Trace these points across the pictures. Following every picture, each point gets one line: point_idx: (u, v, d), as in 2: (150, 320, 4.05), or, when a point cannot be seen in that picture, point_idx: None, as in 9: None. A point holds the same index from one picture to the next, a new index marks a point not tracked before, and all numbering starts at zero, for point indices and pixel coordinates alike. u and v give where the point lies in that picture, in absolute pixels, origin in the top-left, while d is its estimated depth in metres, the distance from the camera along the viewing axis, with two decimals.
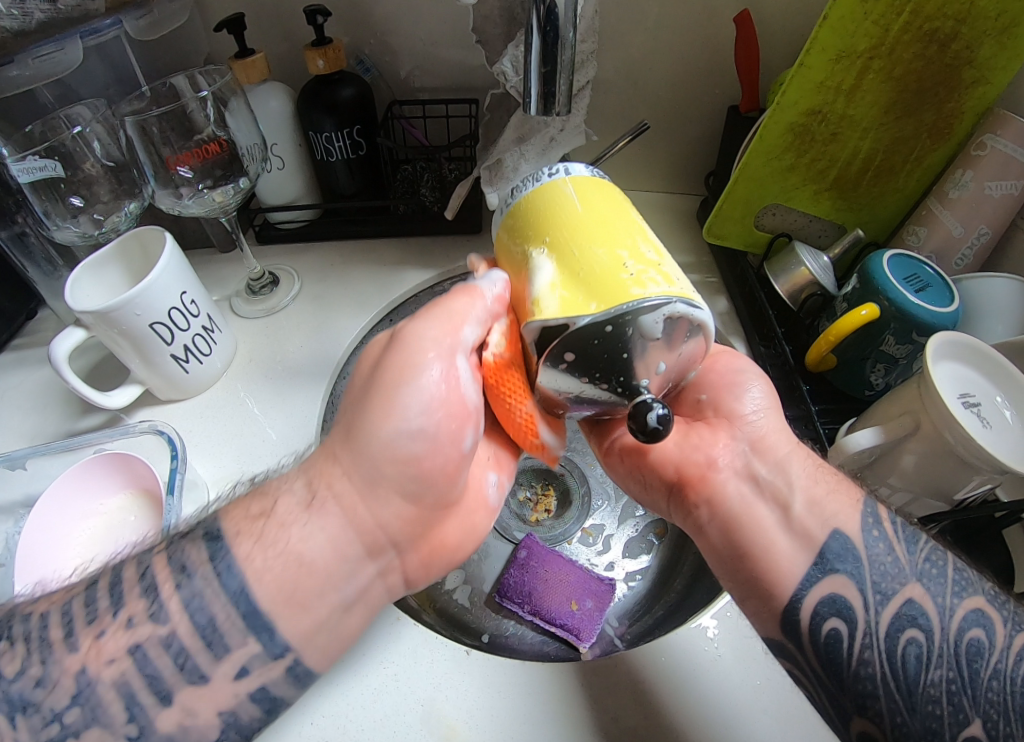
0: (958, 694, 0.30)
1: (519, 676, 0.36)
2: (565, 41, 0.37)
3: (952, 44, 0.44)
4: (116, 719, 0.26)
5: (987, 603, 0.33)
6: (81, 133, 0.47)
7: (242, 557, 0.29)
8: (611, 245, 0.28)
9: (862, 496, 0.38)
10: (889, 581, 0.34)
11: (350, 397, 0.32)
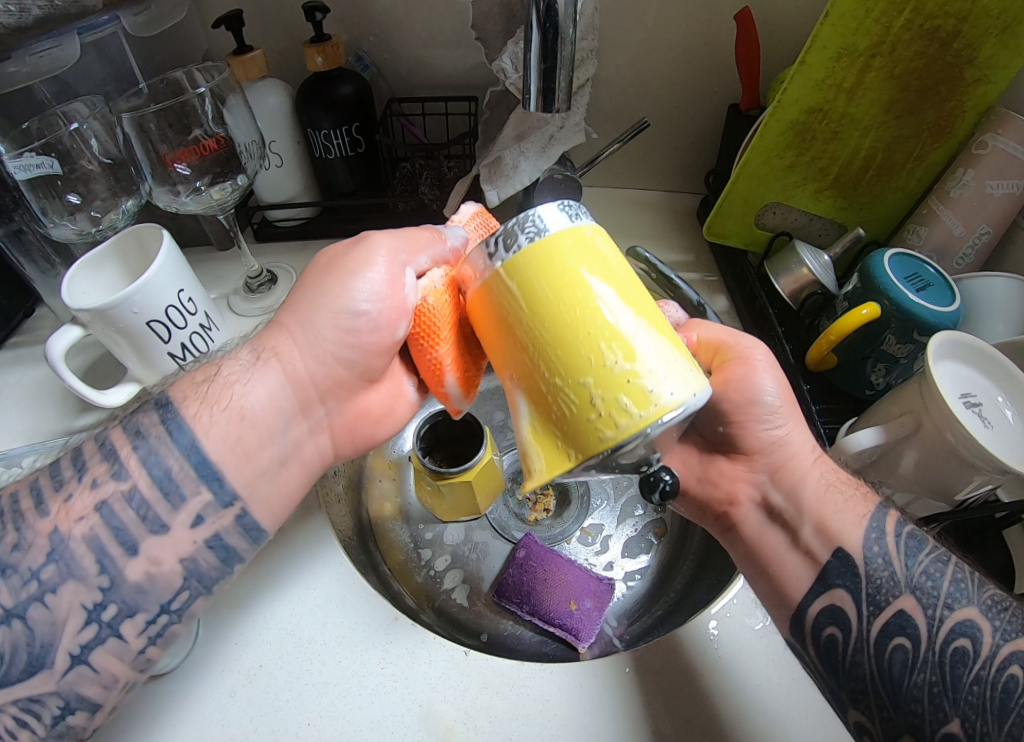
0: (940, 698, 0.29)
1: (516, 678, 0.37)
2: (565, 37, 0.36)
3: (955, 42, 0.44)
4: (90, 569, 0.26)
5: (979, 615, 0.31)
6: (78, 130, 0.47)
7: (186, 410, 0.29)
8: (570, 370, 0.22)
9: (869, 509, 0.37)
10: (883, 591, 0.33)
11: (300, 283, 0.35)
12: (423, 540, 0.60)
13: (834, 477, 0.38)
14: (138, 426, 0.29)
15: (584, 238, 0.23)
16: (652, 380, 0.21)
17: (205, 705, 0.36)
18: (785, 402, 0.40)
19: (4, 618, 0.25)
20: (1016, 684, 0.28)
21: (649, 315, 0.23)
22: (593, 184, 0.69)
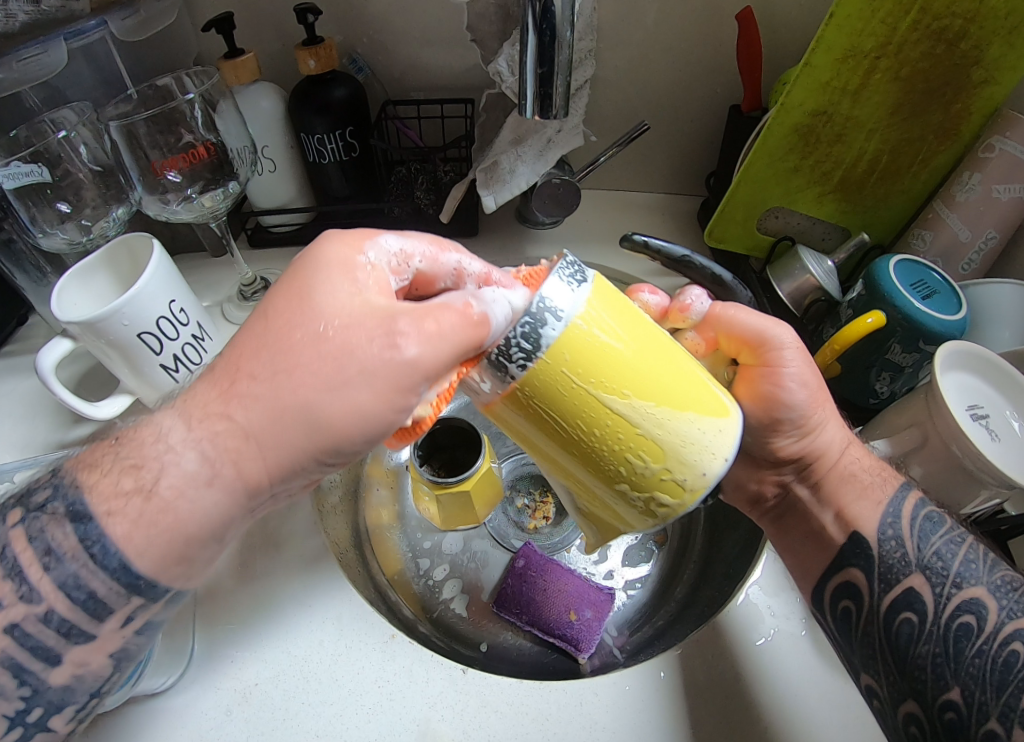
0: (942, 667, 0.31)
1: (515, 697, 0.36)
2: (562, 40, 0.35)
3: (961, 43, 0.43)
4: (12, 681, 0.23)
5: (987, 594, 0.32)
6: (66, 138, 0.46)
7: (114, 529, 0.23)
8: (608, 475, 0.26)
9: (887, 493, 0.37)
10: (894, 571, 0.34)
11: (263, 352, 0.24)
12: (421, 549, 0.59)
13: (859, 466, 0.39)
14: (46, 540, 0.23)
15: (575, 342, 0.23)
16: (679, 468, 0.25)
17: (197, 719, 0.35)
18: (817, 405, 0.39)
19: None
20: (1016, 659, 0.29)
21: (665, 388, 0.24)
22: (592, 186, 0.68)
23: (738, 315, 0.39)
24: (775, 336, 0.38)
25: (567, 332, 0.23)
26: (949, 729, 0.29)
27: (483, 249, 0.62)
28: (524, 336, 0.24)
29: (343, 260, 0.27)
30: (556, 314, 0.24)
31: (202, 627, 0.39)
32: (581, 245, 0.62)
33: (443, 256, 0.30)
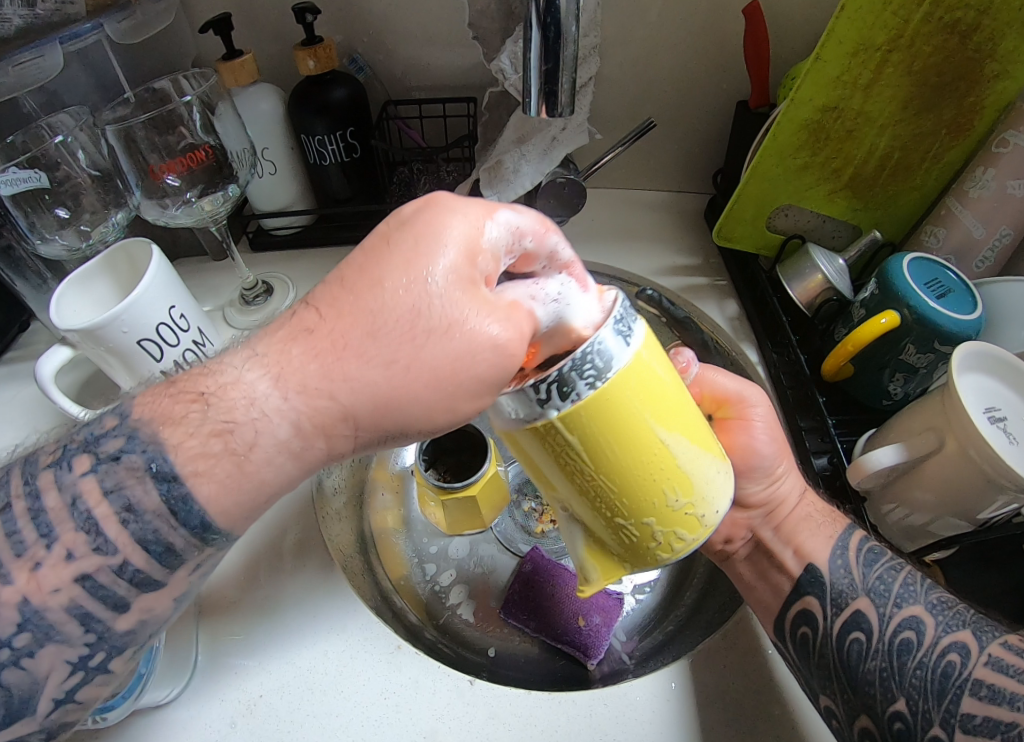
0: (888, 679, 0.33)
1: (522, 708, 0.36)
2: (568, 36, 0.34)
3: (975, 35, 0.41)
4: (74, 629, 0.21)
5: (924, 611, 0.34)
6: (64, 143, 0.45)
7: (199, 490, 0.20)
8: (636, 510, 0.25)
9: (837, 530, 0.40)
10: (844, 594, 0.36)
11: (389, 330, 0.21)
12: (428, 554, 0.59)
13: (814, 509, 0.41)
14: (126, 495, 0.20)
15: (641, 371, 0.23)
16: (702, 504, 0.26)
17: (202, 730, 0.35)
18: (783, 456, 0.41)
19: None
20: (952, 668, 0.31)
21: (695, 428, 0.25)
22: (597, 185, 0.67)
23: (722, 374, 0.43)
24: (751, 396, 0.42)
25: (635, 357, 0.23)
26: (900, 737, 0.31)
27: None
28: (597, 354, 0.22)
29: (459, 231, 0.23)
30: (625, 341, 0.23)
31: (206, 638, 0.39)
32: (586, 245, 0.61)
33: (547, 234, 0.26)
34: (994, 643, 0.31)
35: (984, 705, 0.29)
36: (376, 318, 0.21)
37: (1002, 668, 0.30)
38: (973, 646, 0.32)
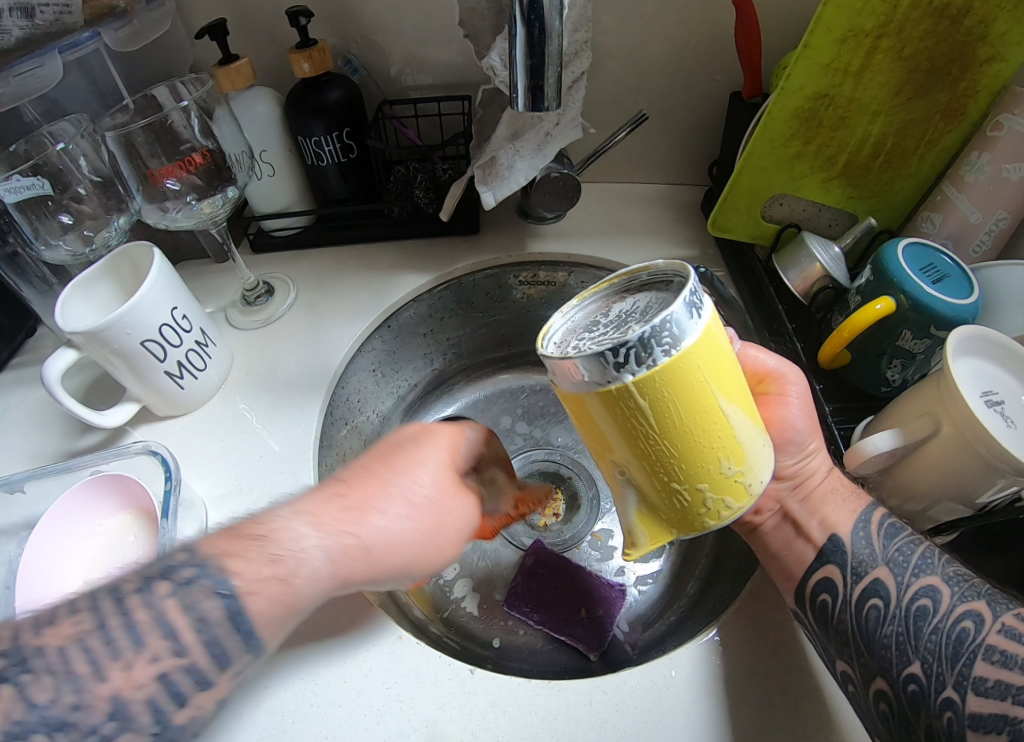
0: (904, 644, 0.34)
1: (523, 697, 0.36)
2: (552, 31, 0.34)
3: (964, 19, 0.41)
4: (146, 721, 0.21)
5: (941, 582, 0.35)
6: (65, 149, 0.46)
7: None
8: (692, 474, 0.26)
9: (862, 505, 0.40)
10: (864, 563, 0.37)
11: (365, 485, 0.29)
12: None
13: (839, 482, 0.41)
14: None
15: (711, 346, 0.23)
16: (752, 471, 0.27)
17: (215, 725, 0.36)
18: (815, 433, 0.40)
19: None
20: (967, 634, 0.33)
21: (747, 401, 0.26)
22: (592, 179, 0.67)
23: (762, 352, 0.42)
24: (791, 372, 0.41)
25: (705, 330, 0.23)
26: (913, 700, 0.32)
27: (485, 247, 0.61)
28: (674, 323, 0.22)
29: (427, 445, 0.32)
30: (698, 315, 0.23)
31: None
32: (583, 238, 0.62)
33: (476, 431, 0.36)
34: (1006, 613, 0.33)
35: (997, 669, 0.31)
36: (359, 475, 0.30)
37: (1015, 636, 0.32)
38: (986, 615, 0.33)
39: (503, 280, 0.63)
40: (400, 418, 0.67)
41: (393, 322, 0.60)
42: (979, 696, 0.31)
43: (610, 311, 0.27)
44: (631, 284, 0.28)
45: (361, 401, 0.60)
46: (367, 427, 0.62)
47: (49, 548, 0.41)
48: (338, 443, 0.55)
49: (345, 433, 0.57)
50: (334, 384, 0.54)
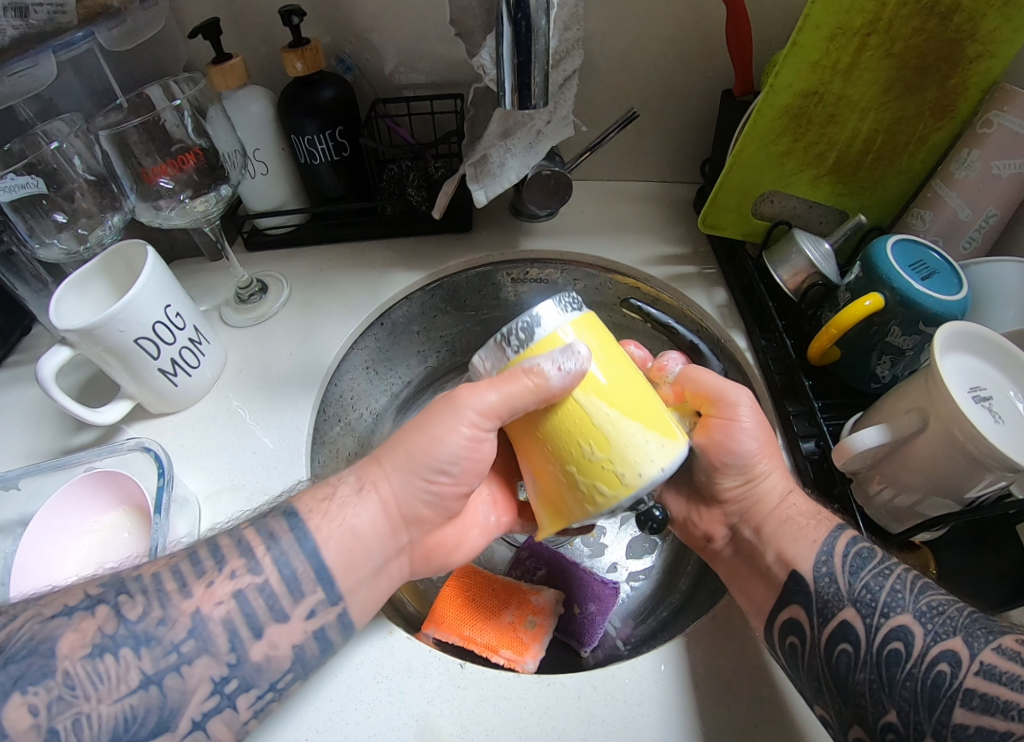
0: (878, 692, 0.32)
1: (512, 690, 0.36)
2: (538, 29, 0.34)
3: (954, 16, 0.41)
4: (223, 646, 0.31)
5: (913, 620, 0.33)
6: (59, 148, 0.46)
7: None
8: (562, 456, 0.32)
9: (822, 533, 0.39)
10: (830, 604, 0.36)
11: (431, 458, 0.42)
12: None
13: (796, 510, 0.41)
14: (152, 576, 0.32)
15: (559, 347, 0.31)
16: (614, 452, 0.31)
17: None
18: (763, 451, 0.42)
19: (144, 684, 0.29)
20: (943, 678, 0.30)
21: (616, 395, 0.31)
22: (584, 177, 0.68)
23: (712, 382, 0.43)
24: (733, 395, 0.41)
25: (551, 337, 0.31)
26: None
27: (478, 245, 0.61)
28: (522, 329, 0.32)
29: None
30: (546, 323, 0.31)
31: None
32: (575, 237, 0.62)
33: None
34: (987, 648, 0.30)
35: (976, 716, 0.29)
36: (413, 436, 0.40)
37: (994, 678, 0.29)
38: (963, 654, 0.30)
39: (495, 277, 0.63)
40: (393, 415, 0.67)
41: (386, 321, 0.61)
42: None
43: None
44: None
45: (354, 398, 0.60)
46: (361, 424, 0.62)
47: (48, 538, 0.41)
48: (332, 440, 0.56)
49: (339, 430, 0.58)
50: (327, 381, 0.54)
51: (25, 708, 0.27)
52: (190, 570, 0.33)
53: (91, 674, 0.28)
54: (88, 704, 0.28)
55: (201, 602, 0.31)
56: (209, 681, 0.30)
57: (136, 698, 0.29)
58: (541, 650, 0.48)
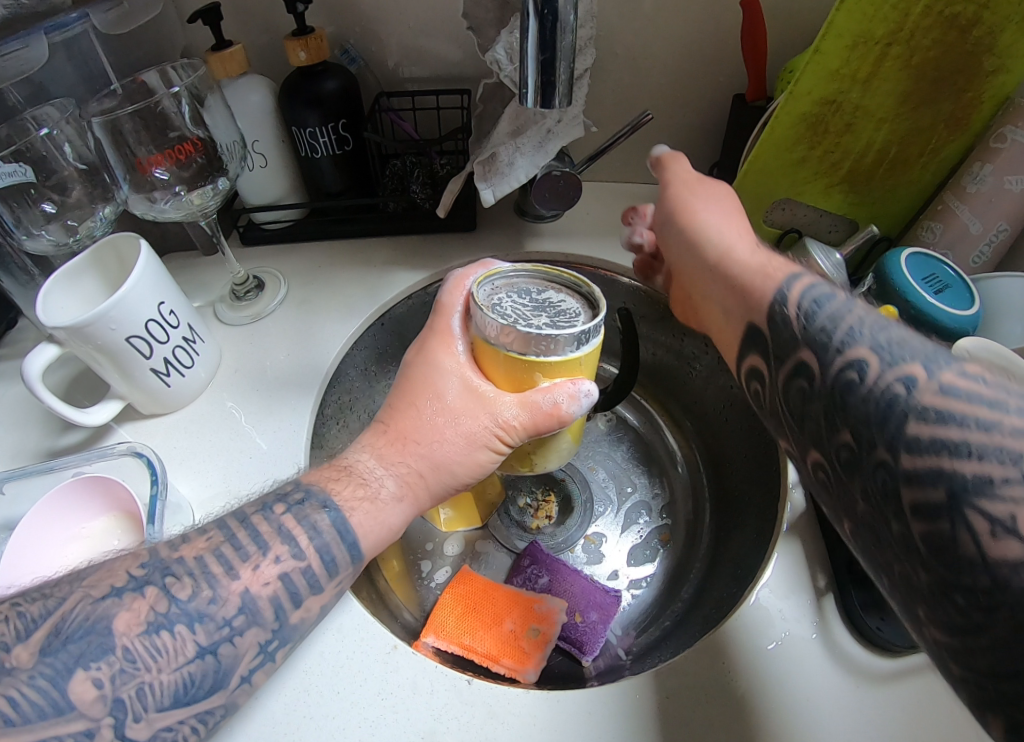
0: (834, 416, 0.28)
1: (521, 706, 0.35)
2: (566, 24, 0.33)
3: (974, 29, 0.41)
4: (268, 617, 0.31)
5: (871, 352, 0.27)
6: (49, 135, 0.44)
7: None
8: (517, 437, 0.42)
9: (772, 289, 0.35)
10: (788, 347, 0.32)
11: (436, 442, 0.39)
12: (423, 551, 0.59)
13: (735, 267, 0.38)
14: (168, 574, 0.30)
15: (569, 362, 0.35)
16: (543, 456, 0.45)
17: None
18: (710, 228, 0.42)
19: (200, 653, 0.29)
20: (897, 400, 0.25)
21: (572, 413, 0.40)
22: (590, 179, 0.67)
23: (676, 169, 0.48)
24: (683, 192, 0.46)
25: (572, 359, 0.35)
26: (846, 466, 0.27)
27: (483, 245, 0.60)
28: (543, 335, 0.33)
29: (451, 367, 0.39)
30: (572, 344, 0.34)
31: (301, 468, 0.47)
32: (582, 239, 0.61)
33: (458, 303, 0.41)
34: (948, 371, 0.25)
35: (929, 426, 0.23)
36: (424, 428, 0.38)
37: (954, 394, 0.23)
38: (921, 377, 0.25)
39: None
40: None
41: (386, 321, 0.59)
42: (912, 456, 0.23)
43: (547, 300, 0.36)
44: (566, 283, 0.37)
45: (353, 399, 0.58)
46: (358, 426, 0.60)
47: (38, 536, 0.39)
48: (331, 442, 0.54)
49: (338, 432, 0.56)
50: (326, 383, 0.52)
51: (89, 681, 0.26)
52: (234, 555, 0.32)
53: (150, 647, 0.28)
54: (151, 674, 0.27)
55: (250, 583, 0.31)
56: (257, 647, 0.31)
57: (194, 666, 0.28)
58: (543, 660, 0.46)
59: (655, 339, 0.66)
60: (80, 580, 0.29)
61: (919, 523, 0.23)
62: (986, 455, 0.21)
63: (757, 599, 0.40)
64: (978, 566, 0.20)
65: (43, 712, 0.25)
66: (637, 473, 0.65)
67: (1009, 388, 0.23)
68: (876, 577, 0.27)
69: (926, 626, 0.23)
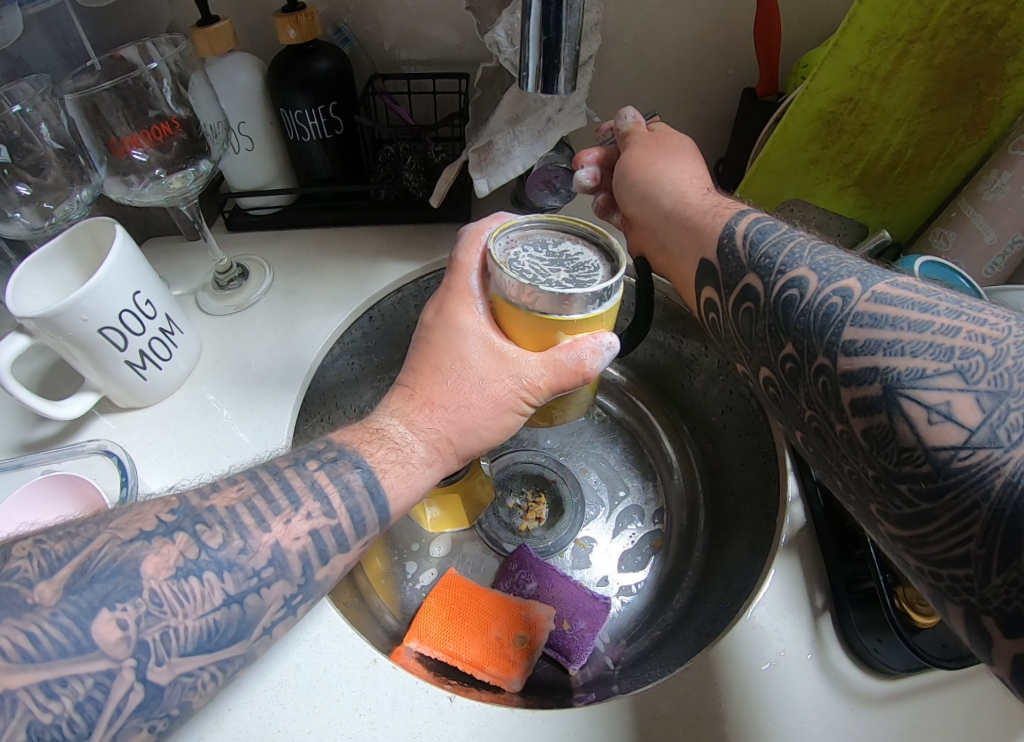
0: (777, 332, 0.29)
1: (505, 724, 0.34)
2: (572, 4, 0.30)
3: (999, 30, 0.39)
4: (297, 571, 0.29)
5: (810, 270, 0.29)
6: (22, 112, 0.42)
7: None
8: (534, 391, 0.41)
9: (722, 223, 0.36)
10: (734, 276, 0.33)
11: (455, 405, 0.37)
12: (409, 552, 0.58)
13: (691, 207, 0.39)
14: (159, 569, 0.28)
15: (590, 318, 0.34)
16: (563, 408, 0.44)
17: None
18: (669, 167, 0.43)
19: (227, 602, 0.27)
20: (833, 309, 0.26)
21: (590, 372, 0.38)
22: None
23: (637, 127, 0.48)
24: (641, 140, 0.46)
25: (595, 315, 0.34)
26: (791, 376, 0.28)
27: None
28: (564, 284, 0.33)
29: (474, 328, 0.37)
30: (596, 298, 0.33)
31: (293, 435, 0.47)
32: None
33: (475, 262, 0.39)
34: (882, 282, 0.26)
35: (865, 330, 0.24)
36: (447, 390, 0.36)
37: (883, 298, 0.25)
38: (858, 289, 0.26)
39: None
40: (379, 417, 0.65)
41: (375, 315, 0.57)
42: (850, 357, 0.24)
43: (565, 255, 0.36)
44: (584, 234, 0.37)
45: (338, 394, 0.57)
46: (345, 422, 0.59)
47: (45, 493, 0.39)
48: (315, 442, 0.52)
49: (323, 429, 0.54)
50: (310, 379, 0.50)
51: (114, 622, 0.24)
52: (266, 507, 0.30)
53: (178, 593, 0.26)
54: (177, 619, 0.25)
55: (281, 536, 0.29)
56: (282, 600, 0.29)
57: (220, 614, 0.27)
58: (528, 668, 0.45)
59: (655, 340, 0.65)
60: (106, 521, 0.27)
61: (858, 420, 0.24)
62: (917, 352, 0.22)
63: (752, 616, 0.38)
64: (914, 451, 0.21)
65: (65, 650, 0.23)
66: (631, 476, 0.63)
67: (938, 293, 0.24)
68: (830, 482, 0.28)
69: (880, 521, 0.24)
